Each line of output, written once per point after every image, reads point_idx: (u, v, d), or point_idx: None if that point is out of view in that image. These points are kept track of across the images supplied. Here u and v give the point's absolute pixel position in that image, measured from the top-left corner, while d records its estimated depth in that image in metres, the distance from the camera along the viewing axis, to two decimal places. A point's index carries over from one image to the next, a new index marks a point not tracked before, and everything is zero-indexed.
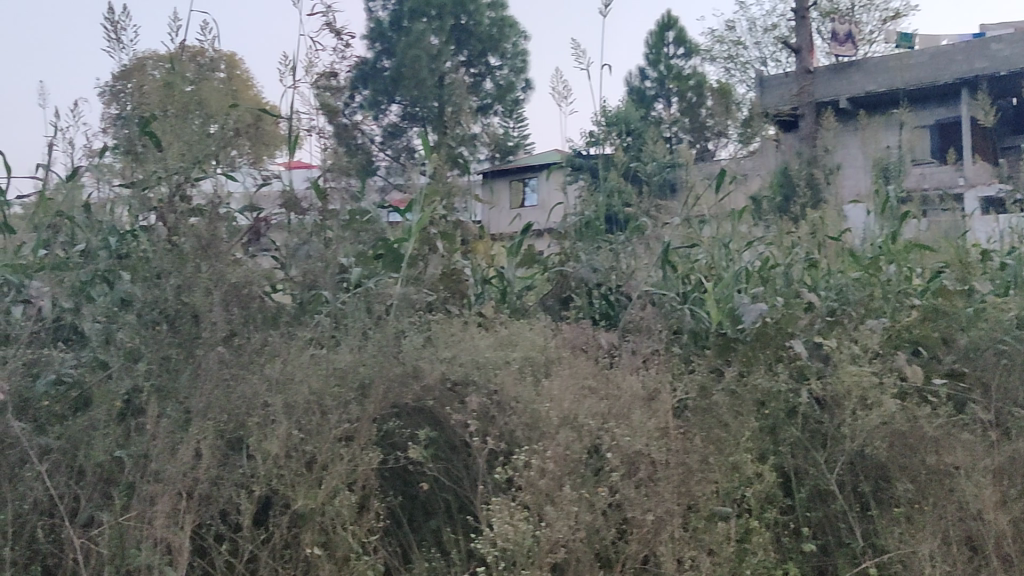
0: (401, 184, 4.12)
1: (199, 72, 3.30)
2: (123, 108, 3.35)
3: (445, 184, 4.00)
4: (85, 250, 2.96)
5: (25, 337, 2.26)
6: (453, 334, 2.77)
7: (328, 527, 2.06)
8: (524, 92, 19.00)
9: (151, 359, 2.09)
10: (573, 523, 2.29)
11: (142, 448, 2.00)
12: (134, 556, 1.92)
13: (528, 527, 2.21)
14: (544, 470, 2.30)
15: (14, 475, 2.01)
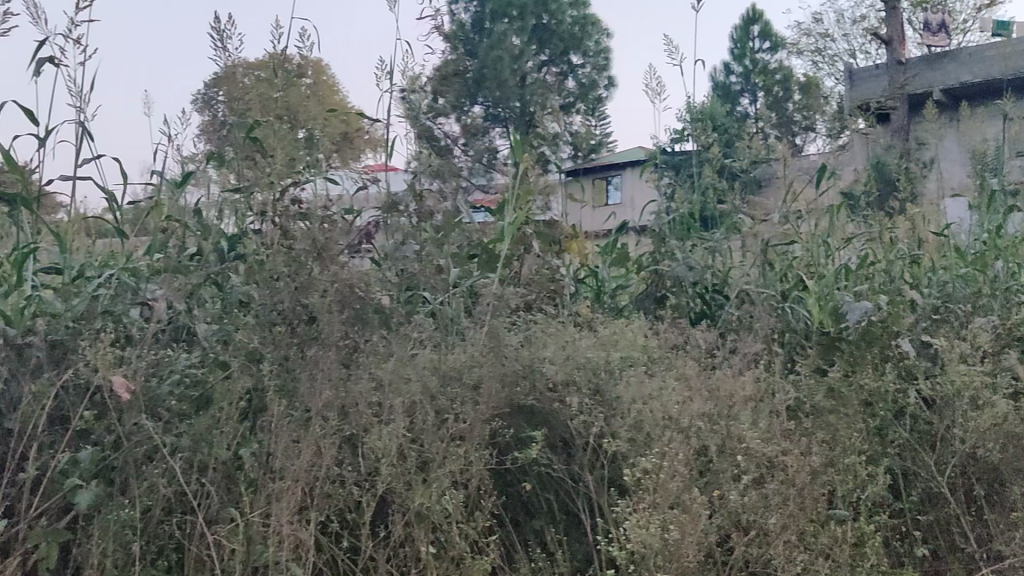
0: (486, 184, 4.15)
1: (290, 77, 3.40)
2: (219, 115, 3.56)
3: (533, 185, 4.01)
4: (196, 252, 3.03)
5: (146, 338, 2.32)
6: (551, 333, 2.77)
7: (442, 526, 2.07)
8: (606, 91, 18.95)
9: (270, 359, 2.15)
10: (704, 525, 2.21)
11: (265, 446, 2.04)
12: (263, 552, 1.95)
13: (659, 528, 2.14)
14: (674, 473, 2.24)
15: (142, 472, 2.05)
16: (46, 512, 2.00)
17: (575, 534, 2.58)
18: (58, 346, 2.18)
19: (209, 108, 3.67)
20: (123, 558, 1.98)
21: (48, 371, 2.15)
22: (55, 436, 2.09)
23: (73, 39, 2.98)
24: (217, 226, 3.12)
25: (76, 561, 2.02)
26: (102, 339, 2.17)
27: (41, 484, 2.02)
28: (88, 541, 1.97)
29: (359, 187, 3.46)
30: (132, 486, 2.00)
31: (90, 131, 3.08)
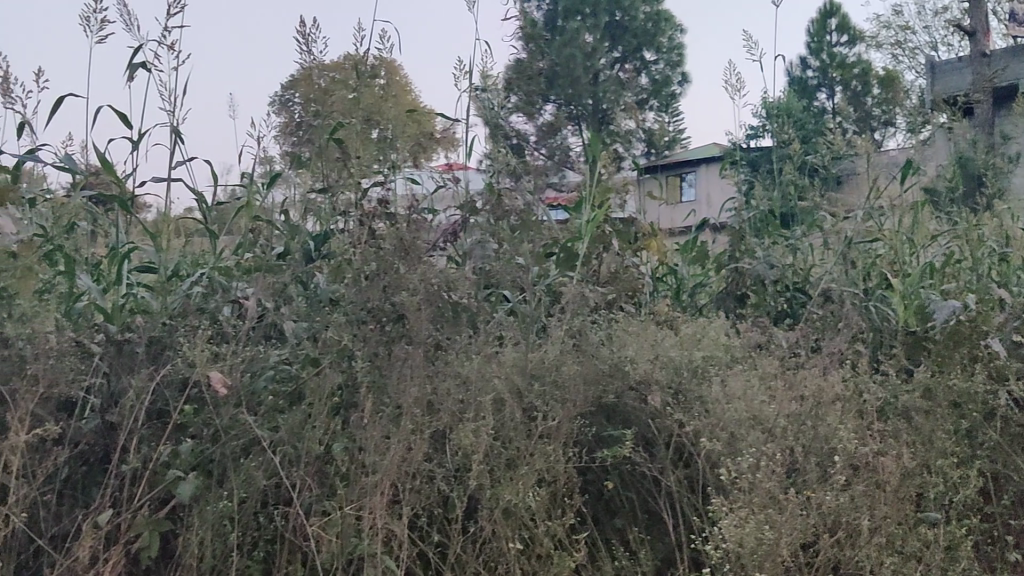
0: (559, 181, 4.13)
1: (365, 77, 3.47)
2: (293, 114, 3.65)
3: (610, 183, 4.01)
4: (283, 252, 3.09)
5: (240, 335, 2.39)
6: (632, 332, 2.75)
7: (530, 523, 2.10)
8: (680, 87, 18.82)
9: (361, 356, 2.18)
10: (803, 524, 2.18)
11: (357, 441, 2.09)
12: (357, 545, 2.00)
13: (759, 527, 2.11)
14: (770, 472, 2.21)
15: (239, 465, 2.11)
16: (147, 503, 2.07)
17: (656, 535, 2.57)
18: (156, 343, 2.24)
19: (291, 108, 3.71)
20: (222, 549, 2.04)
21: (148, 367, 2.21)
22: (154, 430, 2.16)
23: (167, 44, 3.05)
24: (303, 227, 3.18)
25: (176, 550, 2.08)
26: (198, 336, 2.23)
27: (143, 476, 2.09)
28: (188, 532, 2.04)
29: (436, 187, 3.55)
30: (230, 479, 2.06)
31: (182, 135, 3.15)
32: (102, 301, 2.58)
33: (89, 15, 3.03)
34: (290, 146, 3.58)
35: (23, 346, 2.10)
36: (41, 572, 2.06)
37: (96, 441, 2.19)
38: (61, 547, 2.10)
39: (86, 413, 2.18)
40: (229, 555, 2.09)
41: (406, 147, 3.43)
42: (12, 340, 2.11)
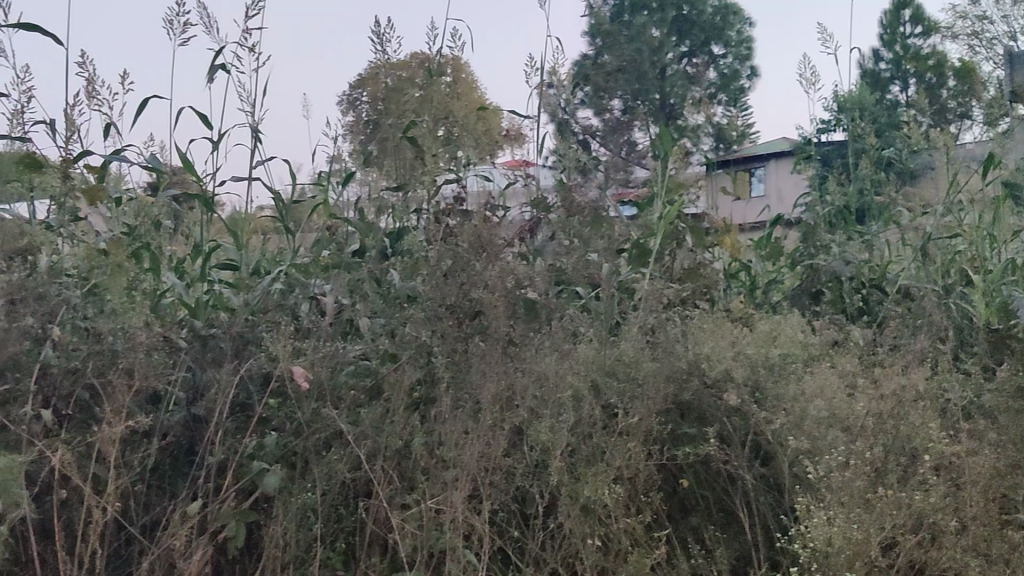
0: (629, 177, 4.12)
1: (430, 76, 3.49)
2: (362, 112, 3.69)
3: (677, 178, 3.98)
4: (357, 249, 3.13)
5: (320, 331, 2.43)
6: (707, 328, 2.72)
7: (608, 520, 2.10)
8: (749, 81, 18.58)
9: (440, 352, 2.21)
10: (889, 525, 2.13)
11: (437, 436, 2.12)
12: (439, 538, 2.03)
13: (845, 526, 2.07)
14: (854, 471, 2.18)
15: (322, 458, 2.15)
16: (234, 494, 2.12)
17: (732, 533, 2.55)
18: (239, 338, 2.29)
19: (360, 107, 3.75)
20: (306, 540, 2.09)
21: (232, 361, 2.26)
22: (238, 423, 2.21)
23: (247, 46, 3.10)
24: (377, 224, 3.22)
25: (260, 540, 2.13)
26: (281, 331, 2.27)
27: (229, 467, 2.13)
28: (273, 522, 2.08)
29: (507, 183, 3.49)
30: (313, 471, 2.09)
31: (260, 135, 3.20)
32: (185, 296, 2.64)
33: (172, 17, 3.10)
34: (362, 143, 3.63)
35: (113, 340, 2.16)
36: (132, 560, 2.12)
37: (183, 433, 2.25)
38: (151, 536, 2.16)
39: (173, 406, 2.24)
40: (311, 545, 2.13)
41: (475, 144, 3.45)
42: (104, 335, 2.17)
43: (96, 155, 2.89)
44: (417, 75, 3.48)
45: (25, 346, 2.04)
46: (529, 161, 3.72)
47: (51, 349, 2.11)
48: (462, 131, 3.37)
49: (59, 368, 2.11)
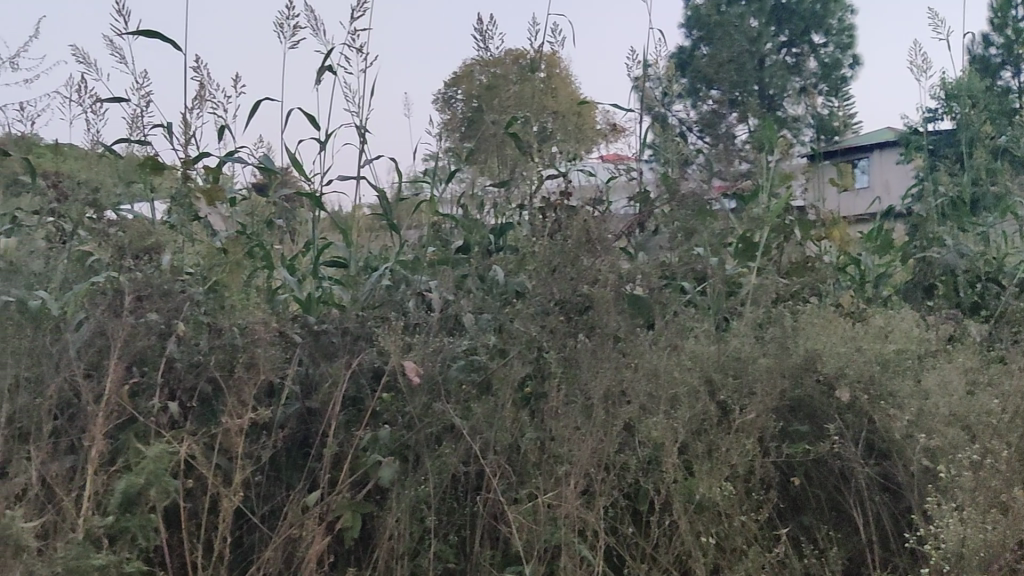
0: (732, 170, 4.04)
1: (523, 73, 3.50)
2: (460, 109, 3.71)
3: (780, 171, 3.90)
4: (461, 246, 3.16)
5: (427, 326, 2.46)
6: (818, 323, 2.65)
7: (722, 517, 2.08)
8: (852, 70, 18.08)
9: (550, 347, 2.21)
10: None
11: (549, 432, 2.13)
12: (553, 532, 2.03)
13: (977, 527, 2.00)
14: (984, 471, 2.10)
15: (435, 452, 2.18)
16: (349, 486, 2.17)
17: (845, 532, 2.48)
18: (351, 333, 2.33)
19: (461, 103, 3.80)
20: (420, 532, 2.12)
21: (346, 355, 2.30)
22: (353, 416, 2.25)
23: (355, 48, 3.15)
24: (481, 221, 3.25)
25: (375, 531, 2.17)
26: (392, 326, 2.30)
27: (344, 460, 2.18)
28: (388, 513, 2.12)
29: (610, 177, 3.46)
30: (427, 464, 2.13)
31: (366, 135, 3.25)
32: (297, 293, 2.71)
33: (282, 21, 3.16)
34: (463, 140, 3.65)
35: (232, 335, 2.23)
36: (253, 548, 2.19)
37: (299, 425, 2.31)
38: (270, 525, 2.22)
39: (289, 399, 2.30)
40: (425, 537, 2.17)
41: (571, 139, 3.44)
42: (224, 330, 2.24)
43: (212, 156, 2.98)
44: (514, 71, 3.49)
45: (151, 341, 2.12)
46: (625, 156, 3.67)
47: (175, 343, 2.19)
48: (555, 128, 3.42)
49: (183, 363, 2.18)
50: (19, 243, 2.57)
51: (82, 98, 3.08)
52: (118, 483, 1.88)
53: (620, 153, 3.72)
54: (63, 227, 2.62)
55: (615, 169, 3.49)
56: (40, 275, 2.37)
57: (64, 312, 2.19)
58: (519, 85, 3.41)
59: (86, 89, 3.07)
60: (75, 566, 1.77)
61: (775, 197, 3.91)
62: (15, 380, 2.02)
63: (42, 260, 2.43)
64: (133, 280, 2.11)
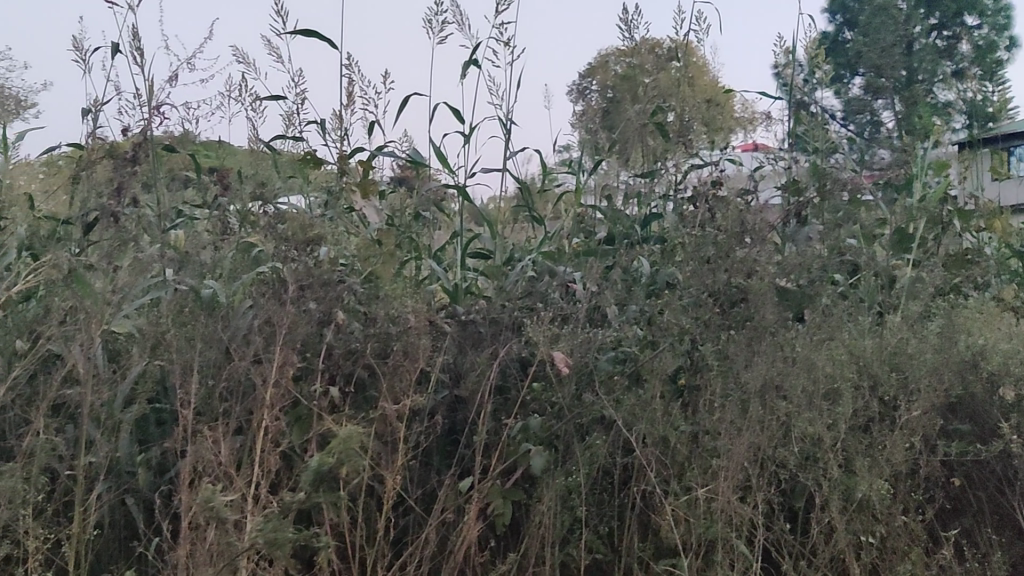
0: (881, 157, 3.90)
1: (660, 63, 3.46)
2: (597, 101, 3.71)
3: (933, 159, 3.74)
4: (605, 236, 3.16)
5: (571, 318, 2.48)
6: (979, 318, 2.54)
7: (879, 516, 2.04)
8: (1008, 52, 17.17)
9: (702, 339, 2.20)
10: None
11: (704, 425, 2.11)
12: (710, 526, 2.02)
13: None
14: None
15: (586, 442, 2.19)
16: (501, 473, 2.20)
17: (1011, 537, 2.36)
18: (499, 323, 2.37)
19: (596, 96, 3.81)
20: (571, 522, 2.14)
21: (495, 344, 2.34)
22: (502, 404, 2.28)
23: (503, 41, 3.17)
24: (625, 212, 3.25)
25: (526, 520, 2.20)
26: (540, 316, 2.33)
27: (496, 448, 2.21)
28: (539, 501, 2.14)
29: (757, 166, 3.41)
30: (578, 454, 2.14)
31: (511, 127, 3.28)
32: (446, 283, 2.76)
33: (432, 17, 3.21)
34: (603, 131, 3.64)
35: (388, 323, 2.30)
36: (407, 532, 2.25)
37: (449, 412, 2.35)
38: (423, 509, 2.28)
39: (440, 386, 2.35)
40: (575, 526, 2.18)
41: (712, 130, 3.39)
42: (379, 318, 2.31)
43: (365, 152, 3.07)
44: (651, 61, 3.46)
45: (312, 329, 2.20)
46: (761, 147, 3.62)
47: (333, 331, 2.27)
48: (697, 117, 3.37)
49: (342, 350, 2.27)
50: (189, 236, 2.70)
51: (242, 96, 3.22)
52: (309, 462, 1.92)
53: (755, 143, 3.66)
54: (229, 219, 2.75)
55: (760, 158, 3.43)
56: (208, 265, 2.49)
57: (233, 300, 2.30)
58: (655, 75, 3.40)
59: (245, 87, 3.20)
60: (273, 540, 1.81)
61: (928, 186, 3.75)
62: (190, 364, 2.13)
63: (210, 251, 2.56)
64: (296, 271, 2.19)
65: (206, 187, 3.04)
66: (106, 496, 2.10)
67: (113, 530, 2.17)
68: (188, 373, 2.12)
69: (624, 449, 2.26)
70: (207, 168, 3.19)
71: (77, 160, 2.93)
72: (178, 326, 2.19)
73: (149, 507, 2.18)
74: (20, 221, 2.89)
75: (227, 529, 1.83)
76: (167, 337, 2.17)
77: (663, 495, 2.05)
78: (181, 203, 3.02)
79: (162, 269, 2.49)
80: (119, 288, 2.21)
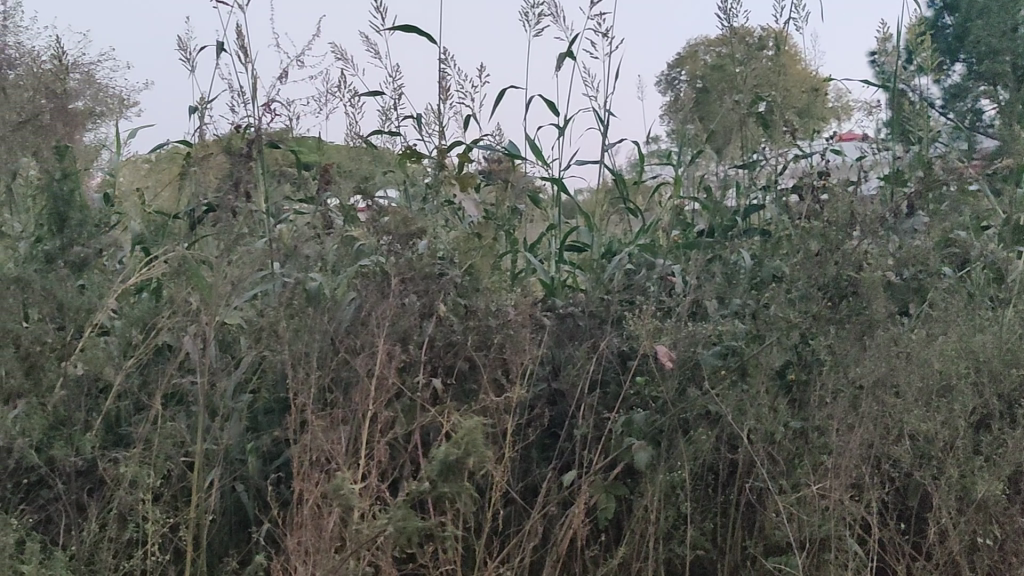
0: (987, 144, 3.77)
1: (749, 52, 3.15)
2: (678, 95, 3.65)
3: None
4: (703, 229, 3.11)
5: (671, 311, 2.46)
6: None
7: (995, 517, 2.00)
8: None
9: (811, 332, 2.16)
10: None
11: (815, 420, 2.09)
12: (822, 524, 2.01)
13: None
14: None
15: (690, 436, 2.18)
16: (605, 466, 2.20)
17: None
18: (598, 316, 2.36)
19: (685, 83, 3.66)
20: (675, 517, 2.13)
21: (594, 337, 2.33)
22: (603, 398, 2.27)
23: (601, 33, 3.15)
24: (724, 204, 3.20)
25: (629, 513, 2.19)
26: (640, 309, 2.31)
27: (600, 441, 2.21)
28: (642, 496, 2.13)
29: (859, 157, 3.35)
30: (683, 449, 2.12)
31: (609, 118, 3.26)
32: (543, 276, 2.77)
33: (528, 10, 3.20)
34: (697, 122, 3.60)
35: (490, 317, 2.31)
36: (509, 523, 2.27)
37: (549, 405, 2.36)
38: (525, 500, 2.29)
39: (541, 379, 2.36)
40: (679, 521, 2.16)
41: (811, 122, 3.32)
42: (479, 311, 2.32)
43: (463, 146, 3.09)
44: (739, 48, 3.14)
45: (416, 321, 2.23)
46: (859, 137, 3.52)
47: (435, 323, 2.30)
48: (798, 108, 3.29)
49: (443, 342, 2.29)
50: (293, 231, 2.76)
51: (341, 92, 3.27)
52: (436, 452, 1.92)
53: (854, 133, 3.57)
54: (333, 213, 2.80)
55: (862, 149, 3.37)
56: (313, 259, 2.54)
57: (337, 293, 2.34)
58: (740, 64, 3.15)
59: (344, 84, 3.25)
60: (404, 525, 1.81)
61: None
62: (297, 356, 2.18)
63: (314, 244, 2.61)
64: (398, 265, 2.21)
65: (308, 182, 3.10)
66: (220, 482, 2.17)
67: (226, 515, 2.23)
68: (296, 364, 2.16)
69: (728, 444, 2.24)
70: (308, 164, 3.25)
71: (186, 157, 3.02)
72: (285, 319, 2.24)
73: (259, 494, 2.25)
74: (133, 217, 3.00)
75: (342, 517, 1.86)
76: (276, 328, 2.22)
77: (774, 492, 2.04)
78: (284, 198, 3.09)
79: (268, 262, 2.55)
80: (229, 281, 2.28)
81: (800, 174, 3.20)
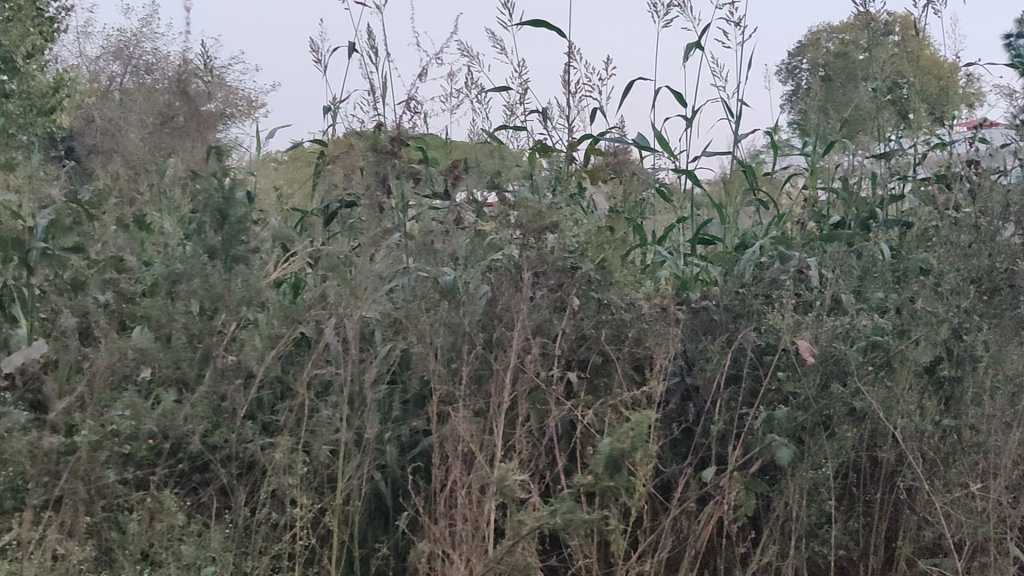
0: None
1: (875, 36, 3.03)
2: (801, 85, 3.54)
3: None
4: (839, 221, 2.98)
5: (805, 305, 2.39)
6: None
7: None
8: None
9: (960, 328, 2.08)
10: None
11: (970, 419, 2.09)
12: (980, 527, 2.05)
13: None
14: None
15: (832, 433, 2.14)
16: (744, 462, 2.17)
17: None
18: (731, 310, 2.31)
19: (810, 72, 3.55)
20: (818, 515, 2.11)
21: (729, 332, 2.28)
22: (739, 392, 2.24)
23: (731, 23, 3.10)
24: (863, 195, 3.02)
25: (769, 510, 2.17)
26: (775, 304, 2.26)
27: (735, 439, 2.14)
28: (784, 494, 2.10)
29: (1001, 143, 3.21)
30: (828, 446, 2.08)
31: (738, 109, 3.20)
32: (674, 270, 2.75)
33: (656, 1, 3.16)
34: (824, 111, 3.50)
35: (622, 311, 2.30)
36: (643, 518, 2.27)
37: (683, 399, 2.34)
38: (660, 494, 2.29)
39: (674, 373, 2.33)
40: (821, 518, 2.13)
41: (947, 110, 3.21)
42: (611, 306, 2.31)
43: (590, 139, 3.09)
44: (864, 33, 3.05)
45: (549, 315, 2.23)
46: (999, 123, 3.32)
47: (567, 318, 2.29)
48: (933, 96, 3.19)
49: (576, 335, 2.29)
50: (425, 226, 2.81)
51: (466, 88, 3.29)
52: (600, 444, 1.90)
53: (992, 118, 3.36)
54: (467, 209, 2.83)
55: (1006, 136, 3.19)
56: (444, 253, 2.57)
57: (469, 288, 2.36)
58: (867, 49, 3.07)
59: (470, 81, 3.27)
60: (573, 521, 1.78)
61: None
62: (434, 348, 2.21)
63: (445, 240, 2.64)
64: (532, 258, 2.20)
65: (436, 178, 3.14)
66: (363, 472, 2.23)
67: (369, 504, 2.30)
68: (433, 357, 2.19)
69: (870, 442, 2.19)
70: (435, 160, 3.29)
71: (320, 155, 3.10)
72: (421, 312, 2.27)
73: (400, 484, 2.31)
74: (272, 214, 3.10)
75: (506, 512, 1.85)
76: (413, 322, 2.25)
77: (930, 492, 2.06)
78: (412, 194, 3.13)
79: (401, 256, 2.59)
80: (366, 276, 2.31)
81: (936, 166, 3.17)
